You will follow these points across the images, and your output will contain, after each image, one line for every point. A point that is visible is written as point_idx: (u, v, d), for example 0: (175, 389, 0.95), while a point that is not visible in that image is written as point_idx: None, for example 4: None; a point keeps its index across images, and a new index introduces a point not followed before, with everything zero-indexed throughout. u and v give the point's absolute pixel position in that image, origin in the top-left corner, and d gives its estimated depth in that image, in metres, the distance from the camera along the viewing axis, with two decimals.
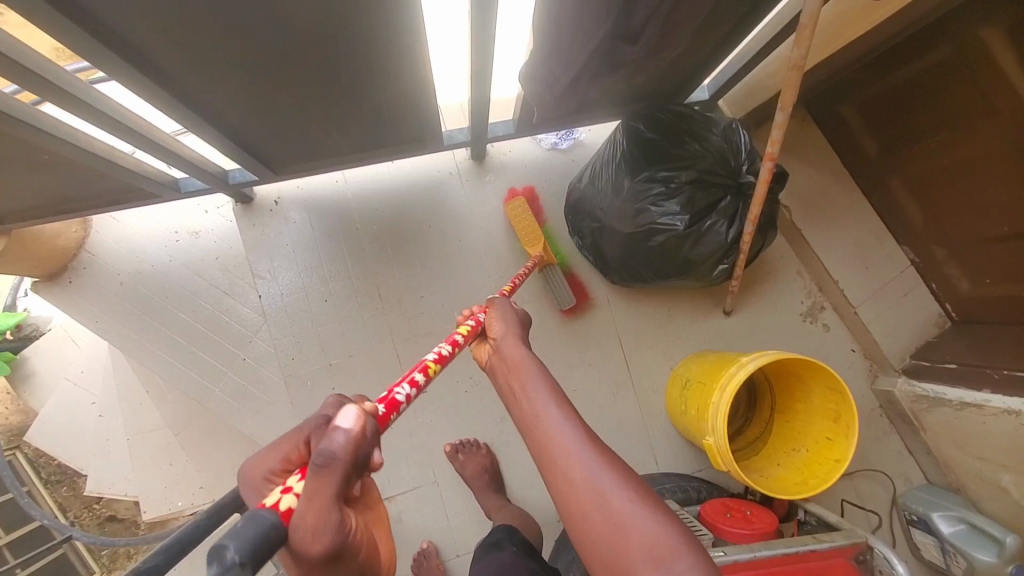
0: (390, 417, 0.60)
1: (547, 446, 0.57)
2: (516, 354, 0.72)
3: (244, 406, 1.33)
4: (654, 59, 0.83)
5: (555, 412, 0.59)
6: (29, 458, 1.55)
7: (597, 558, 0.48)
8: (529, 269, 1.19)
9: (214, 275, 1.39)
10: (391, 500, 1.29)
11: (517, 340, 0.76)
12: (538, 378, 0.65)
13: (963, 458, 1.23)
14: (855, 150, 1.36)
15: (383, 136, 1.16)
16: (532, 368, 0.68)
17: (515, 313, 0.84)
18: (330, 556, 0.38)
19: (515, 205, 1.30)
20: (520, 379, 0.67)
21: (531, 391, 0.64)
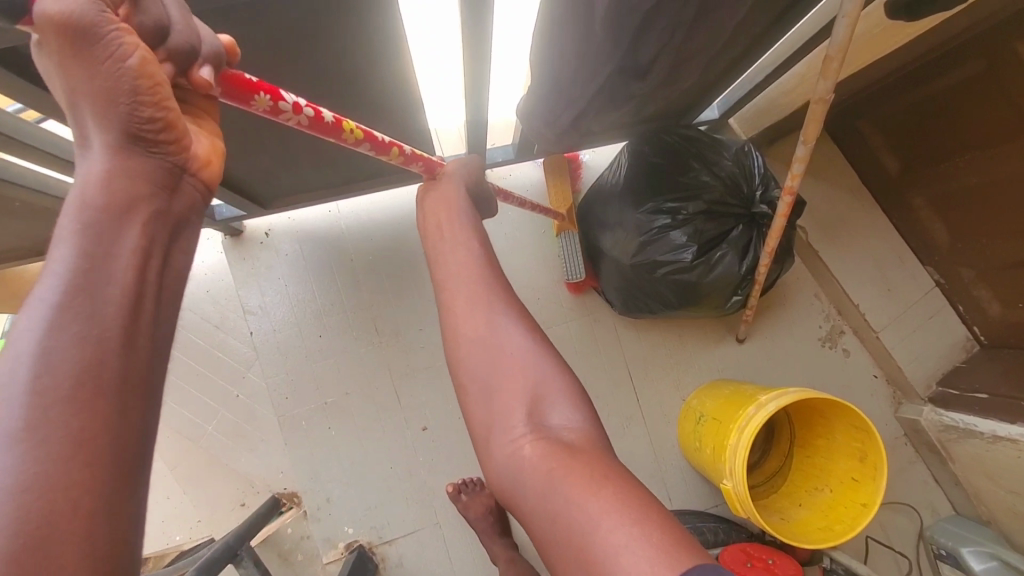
0: (254, 91, 0.49)
1: (454, 272, 0.67)
2: (451, 189, 0.77)
3: (240, 446, 1.31)
4: (663, 92, 0.77)
5: (475, 248, 0.69)
6: None
7: (474, 378, 0.62)
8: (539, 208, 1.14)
9: (205, 309, 1.33)
10: (392, 543, 1.23)
11: (453, 183, 0.79)
12: (466, 215, 0.73)
13: (996, 492, 1.16)
14: (874, 166, 1.30)
15: (375, 167, 1.11)
16: (461, 203, 0.75)
17: (467, 170, 0.84)
18: (76, 33, 0.37)
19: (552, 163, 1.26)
20: (448, 212, 0.73)
21: (455, 225, 0.72)
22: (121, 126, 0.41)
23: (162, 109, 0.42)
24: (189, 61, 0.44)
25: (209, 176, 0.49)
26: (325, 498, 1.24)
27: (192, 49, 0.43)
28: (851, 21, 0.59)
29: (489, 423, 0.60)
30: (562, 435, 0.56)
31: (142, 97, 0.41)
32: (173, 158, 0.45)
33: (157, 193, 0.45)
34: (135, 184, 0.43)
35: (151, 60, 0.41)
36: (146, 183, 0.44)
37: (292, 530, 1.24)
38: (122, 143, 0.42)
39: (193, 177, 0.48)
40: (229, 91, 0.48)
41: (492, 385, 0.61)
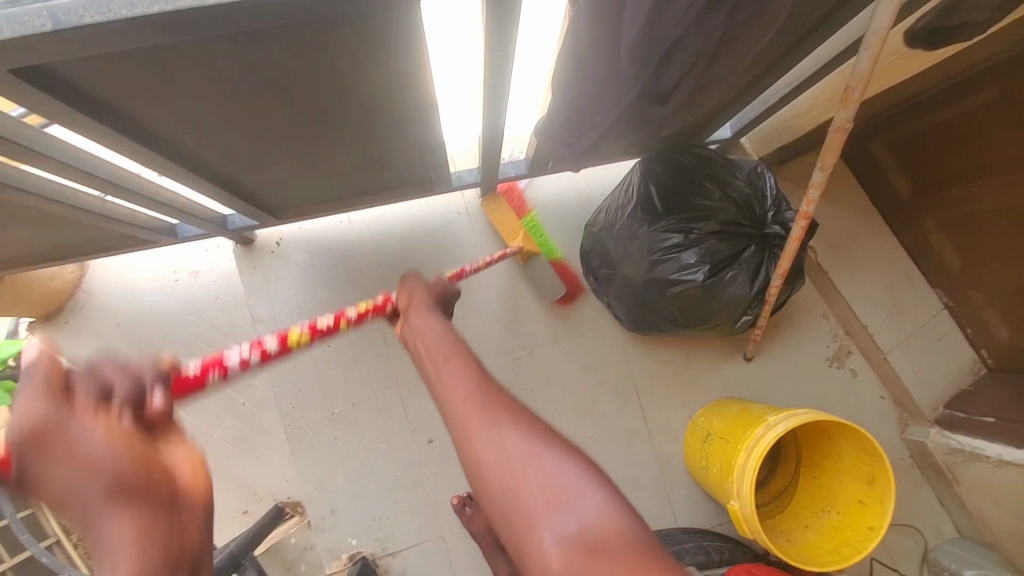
0: (200, 378, 0.52)
1: (447, 402, 0.59)
2: (421, 319, 0.68)
3: (245, 453, 1.30)
4: (684, 115, 0.78)
5: (459, 370, 0.60)
6: None
7: (493, 507, 0.52)
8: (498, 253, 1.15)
9: (215, 316, 1.34)
10: (396, 555, 1.23)
11: (421, 308, 0.70)
12: (443, 335, 0.65)
13: (1002, 517, 1.15)
14: (884, 188, 1.31)
15: (388, 180, 1.11)
16: (436, 328, 0.66)
17: (426, 286, 0.74)
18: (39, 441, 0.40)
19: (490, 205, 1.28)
20: (425, 344, 0.65)
21: (437, 353, 0.63)
22: (109, 476, 0.39)
23: (144, 460, 0.41)
24: (141, 396, 0.45)
25: (204, 489, 0.44)
26: (330, 508, 1.24)
27: (135, 379, 0.46)
28: (873, 53, 0.62)
29: (520, 556, 0.50)
30: (593, 543, 0.47)
31: (123, 472, 0.40)
32: (171, 488, 0.42)
33: (168, 528, 0.40)
34: (152, 534, 0.39)
35: (116, 425, 0.42)
36: (162, 543, 0.39)
37: (295, 539, 1.25)
38: (117, 488, 0.39)
39: (188, 494, 0.43)
40: (182, 392, 0.51)
41: (509, 513, 0.51)
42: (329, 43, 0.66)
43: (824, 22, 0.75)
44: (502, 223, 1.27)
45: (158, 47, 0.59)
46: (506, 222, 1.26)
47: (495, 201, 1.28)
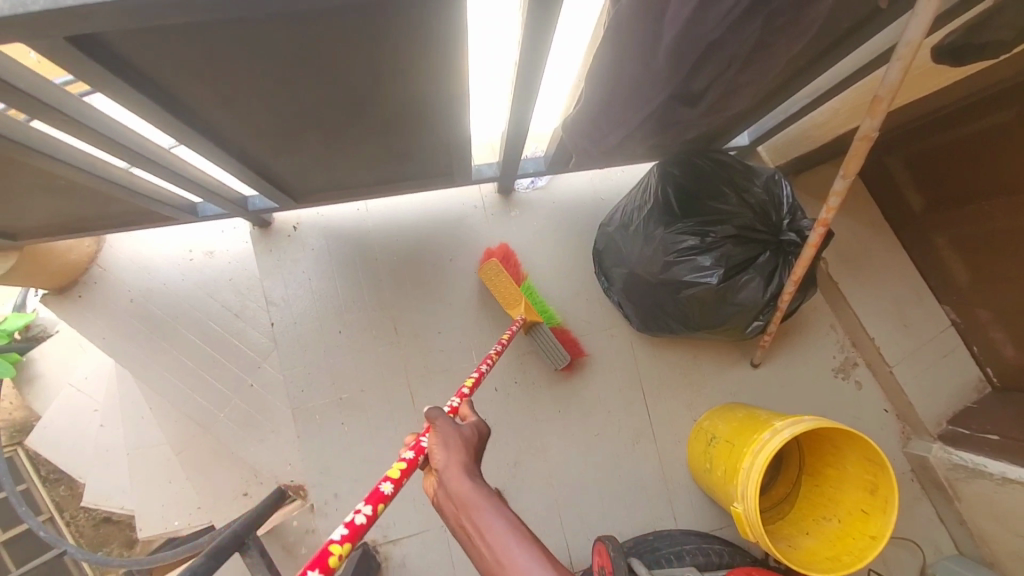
0: None
1: None
2: (464, 488, 0.52)
3: (250, 434, 1.31)
4: (711, 117, 0.79)
5: (529, 562, 0.45)
6: (84, 444, 1.83)
7: None
8: (513, 330, 1.08)
9: (227, 297, 1.36)
10: (396, 543, 1.24)
11: (460, 471, 0.55)
12: (499, 511, 0.49)
13: (1002, 534, 1.16)
14: (899, 202, 1.32)
15: (410, 170, 1.12)
16: (485, 499, 0.51)
17: (459, 437, 0.59)
18: None
19: (490, 265, 1.20)
20: (473, 522, 0.49)
21: (491, 534, 0.47)
22: None
23: None
24: None
25: None
26: (333, 493, 1.24)
27: None
28: (903, 64, 0.63)
29: None
30: None
31: None
32: None
33: None
34: None
35: None
36: None
37: (298, 522, 1.25)
38: None
39: None
40: None
41: None
42: (368, 27, 0.66)
43: (854, 32, 0.76)
44: (502, 290, 1.20)
45: (201, 23, 0.59)
46: (508, 290, 1.19)
47: (494, 267, 1.20)
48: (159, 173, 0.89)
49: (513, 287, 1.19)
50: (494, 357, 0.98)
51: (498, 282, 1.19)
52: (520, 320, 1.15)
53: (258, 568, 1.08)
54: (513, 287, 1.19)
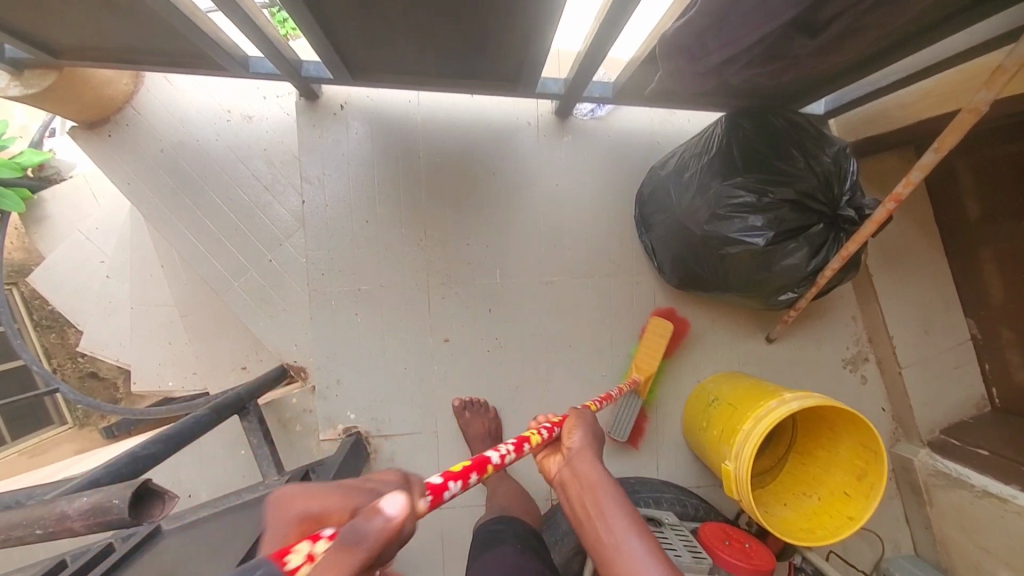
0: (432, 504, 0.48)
1: None
2: (591, 470, 0.64)
3: (260, 308, 1.28)
4: (820, 59, 0.74)
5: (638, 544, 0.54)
6: (87, 291, 1.85)
7: None
8: (623, 389, 1.15)
9: (257, 166, 1.33)
10: (388, 439, 1.26)
11: (585, 456, 0.66)
12: (617, 500, 0.59)
13: (965, 543, 1.19)
14: (955, 207, 1.29)
15: (476, 67, 1.07)
16: (610, 486, 0.61)
17: (590, 431, 0.72)
18: None
19: (656, 327, 1.28)
20: (595, 500, 0.60)
21: (608, 514, 0.58)
22: None
23: None
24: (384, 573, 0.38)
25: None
26: (335, 380, 1.25)
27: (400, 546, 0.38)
28: None
29: None
30: None
31: None
32: None
33: None
34: None
35: None
36: None
37: (296, 401, 1.27)
38: None
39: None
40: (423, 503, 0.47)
41: None
42: None
43: None
44: (647, 349, 1.27)
45: None
46: (650, 355, 1.26)
47: (662, 330, 1.27)
48: (227, 10, 0.84)
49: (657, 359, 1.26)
50: (606, 398, 1.07)
51: (655, 343, 1.26)
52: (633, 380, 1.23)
53: (254, 434, 1.09)
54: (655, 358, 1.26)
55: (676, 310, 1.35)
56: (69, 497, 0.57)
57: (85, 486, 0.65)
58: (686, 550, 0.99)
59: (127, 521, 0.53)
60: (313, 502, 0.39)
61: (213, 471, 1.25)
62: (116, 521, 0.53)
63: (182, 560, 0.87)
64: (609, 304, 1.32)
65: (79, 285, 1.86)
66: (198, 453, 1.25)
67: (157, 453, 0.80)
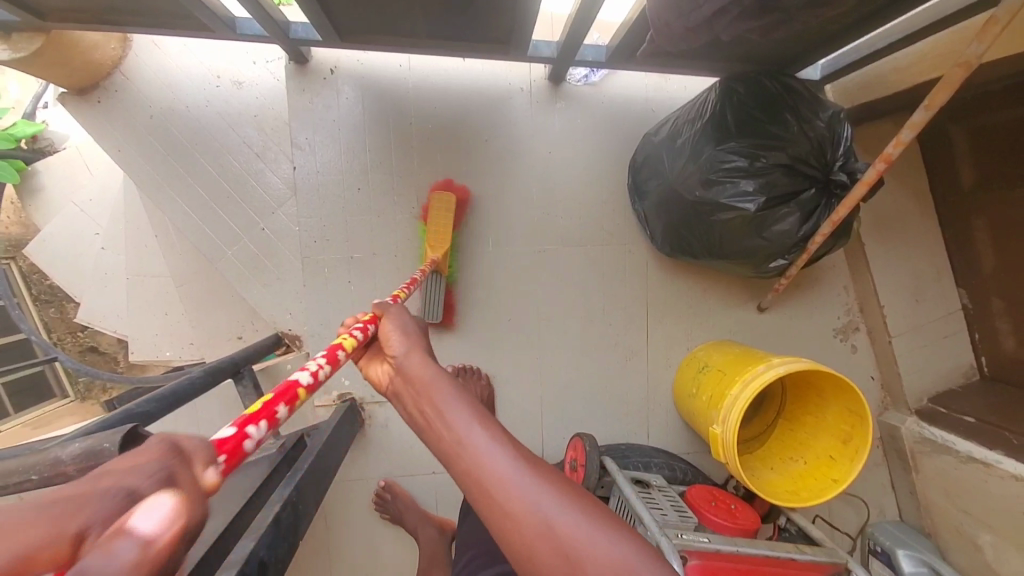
0: (238, 449, 0.44)
1: (471, 476, 0.48)
2: (422, 371, 0.58)
3: (253, 276, 1.27)
4: (811, 14, 0.73)
5: (481, 434, 0.50)
6: (84, 263, 1.85)
7: None
8: (422, 274, 1.07)
9: (249, 133, 1.32)
10: (381, 405, 1.27)
11: (413, 356, 0.61)
12: (451, 391, 0.55)
13: (947, 508, 1.21)
14: (950, 175, 1.28)
15: (467, 28, 1.05)
16: (443, 383, 0.56)
17: (410, 327, 0.66)
18: None
19: (439, 200, 1.19)
20: (432, 400, 0.55)
21: (445, 407, 0.53)
22: None
23: None
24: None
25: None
26: (329, 347, 1.26)
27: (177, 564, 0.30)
28: None
29: None
30: None
31: None
32: None
33: None
34: None
35: None
36: None
37: (291, 366, 1.28)
38: None
39: None
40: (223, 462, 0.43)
41: None
42: None
43: None
44: (436, 224, 1.19)
45: None
46: (440, 229, 1.19)
47: (448, 205, 1.19)
48: None
49: (445, 229, 1.19)
50: (409, 282, 0.98)
51: (441, 219, 1.19)
52: (431, 261, 1.14)
53: (250, 398, 1.11)
54: (442, 230, 1.19)
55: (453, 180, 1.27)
56: (62, 443, 0.60)
57: (80, 434, 0.66)
58: (671, 510, 1.01)
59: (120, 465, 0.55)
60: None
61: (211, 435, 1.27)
62: (109, 465, 0.54)
63: None
64: (601, 274, 1.33)
65: (75, 257, 1.86)
66: (195, 418, 1.27)
67: (152, 410, 0.82)
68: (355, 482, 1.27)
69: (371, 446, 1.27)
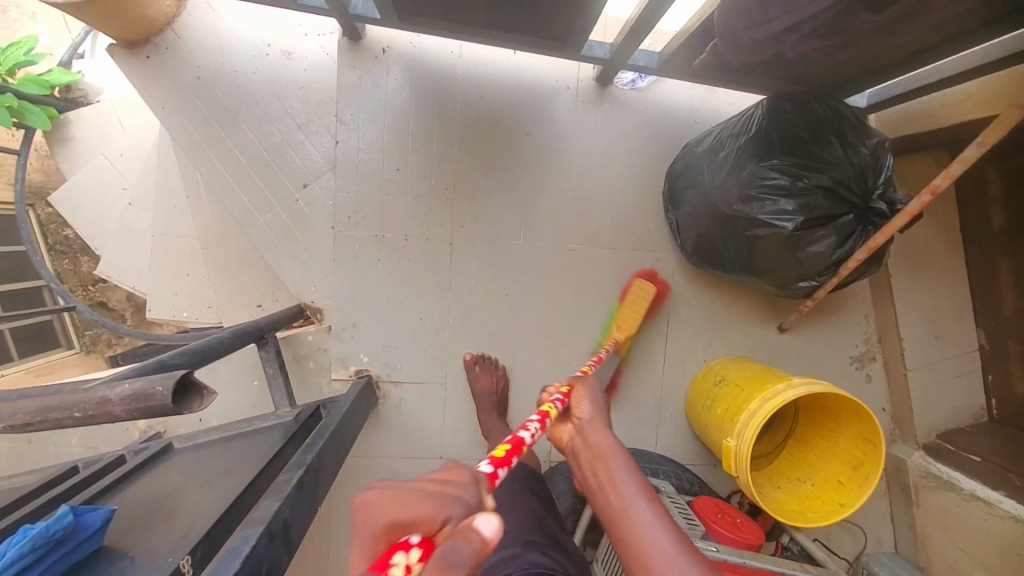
0: None
1: (633, 549, 0.53)
2: (602, 442, 0.64)
3: (283, 246, 1.27)
4: (873, 40, 0.74)
5: (646, 511, 0.55)
6: (109, 217, 1.87)
7: None
8: (607, 352, 1.14)
9: (293, 105, 1.33)
10: (397, 386, 1.28)
11: (597, 426, 0.67)
12: (626, 466, 0.60)
13: (944, 544, 1.22)
14: (981, 215, 1.29)
15: (525, 21, 1.06)
16: (621, 456, 0.62)
17: (601, 398, 0.72)
18: None
19: (638, 290, 1.27)
20: (606, 467, 0.61)
21: (616, 479, 0.59)
22: None
23: None
24: None
25: None
26: (352, 322, 1.27)
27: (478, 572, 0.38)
28: None
29: None
30: None
31: None
32: None
33: None
34: None
35: None
36: None
37: (312, 338, 1.28)
38: None
39: None
40: None
41: None
42: None
43: None
44: (629, 312, 1.27)
45: None
46: (631, 316, 1.26)
47: (646, 294, 1.27)
48: None
49: (637, 318, 1.25)
50: (595, 358, 1.07)
51: (637, 305, 1.26)
52: (615, 340, 1.21)
53: (271, 364, 1.12)
54: (634, 317, 1.26)
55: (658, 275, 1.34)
56: (108, 383, 0.58)
57: (128, 374, 0.66)
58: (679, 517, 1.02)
59: (169, 409, 0.56)
60: (404, 510, 0.36)
61: (225, 398, 1.28)
62: (159, 408, 0.55)
63: (193, 475, 0.90)
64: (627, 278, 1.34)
65: (101, 210, 1.87)
66: (211, 379, 1.28)
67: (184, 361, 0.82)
68: (364, 459, 1.28)
69: (383, 425, 1.28)
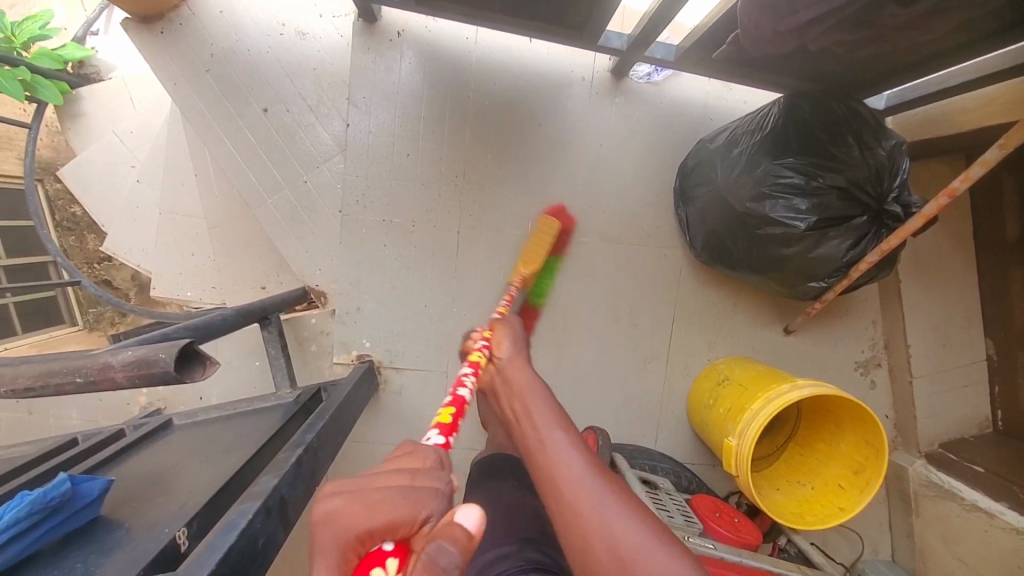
0: None
1: (545, 474, 0.52)
2: (521, 377, 0.68)
3: (288, 227, 1.27)
4: (900, 36, 0.73)
5: (558, 437, 0.55)
6: (117, 193, 1.86)
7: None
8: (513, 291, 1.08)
9: (304, 86, 1.32)
10: (398, 372, 1.28)
11: (515, 364, 0.73)
12: (544, 400, 0.62)
13: (943, 553, 1.20)
14: (995, 224, 1.27)
15: (544, 7, 1.05)
16: (539, 390, 0.64)
17: (518, 342, 0.78)
18: None
19: (544, 224, 1.21)
20: (525, 402, 0.63)
21: (534, 411, 0.60)
22: None
23: None
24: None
25: None
26: (355, 306, 1.27)
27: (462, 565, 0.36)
28: None
29: None
30: None
31: None
32: None
33: None
34: None
35: None
36: None
37: (315, 321, 1.28)
38: None
39: None
40: None
41: None
42: None
43: None
44: (534, 246, 1.20)
45: None
46: (535, 251, 1.19)
47: (551, 229, 1.21)
48: None
49: (540, 250, 1.19)
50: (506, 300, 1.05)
51: (542, 240, 1.20)
52: (520, 277, 1.15)
53: (273, 345, 1.11)
54: (540, 249, 1.19)
55: (564, 209, 1.29)
56: (111, 350, 0.57)
57: (132, 344, 0.66)
58: (677, 514, 1.01)
59: (171, 377, 0.55)
60: (377, 516, 0.35)
61: (226, 377, 1.28)
62: (161, 375, 0.55)
63: (192, 451, 0.89)
64: (633, 273, 1.33)
65: (110, 186, 1.87)
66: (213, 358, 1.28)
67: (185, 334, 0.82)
68: (362, 444, 1.28)
69: (383, 410, 1.28)
